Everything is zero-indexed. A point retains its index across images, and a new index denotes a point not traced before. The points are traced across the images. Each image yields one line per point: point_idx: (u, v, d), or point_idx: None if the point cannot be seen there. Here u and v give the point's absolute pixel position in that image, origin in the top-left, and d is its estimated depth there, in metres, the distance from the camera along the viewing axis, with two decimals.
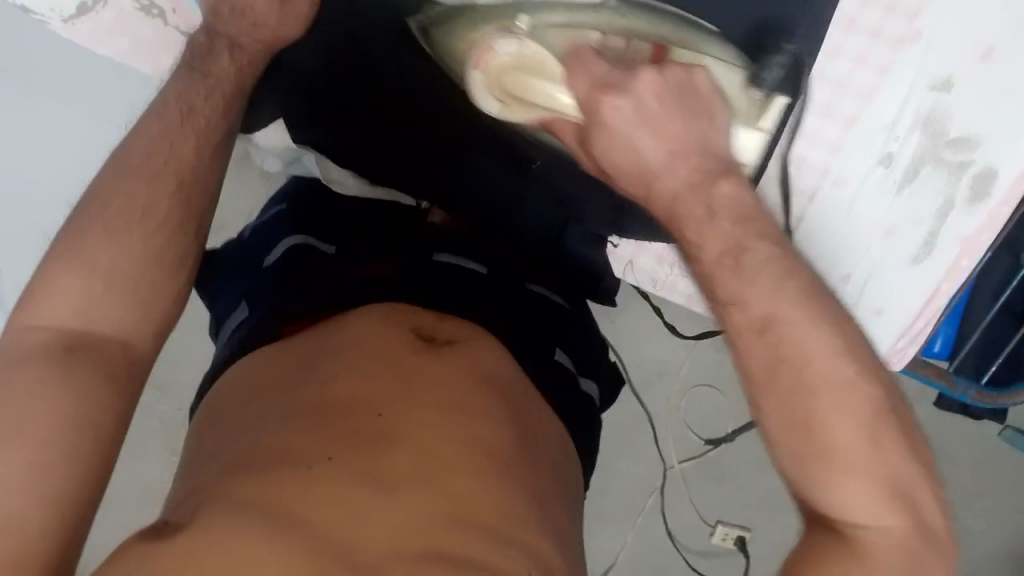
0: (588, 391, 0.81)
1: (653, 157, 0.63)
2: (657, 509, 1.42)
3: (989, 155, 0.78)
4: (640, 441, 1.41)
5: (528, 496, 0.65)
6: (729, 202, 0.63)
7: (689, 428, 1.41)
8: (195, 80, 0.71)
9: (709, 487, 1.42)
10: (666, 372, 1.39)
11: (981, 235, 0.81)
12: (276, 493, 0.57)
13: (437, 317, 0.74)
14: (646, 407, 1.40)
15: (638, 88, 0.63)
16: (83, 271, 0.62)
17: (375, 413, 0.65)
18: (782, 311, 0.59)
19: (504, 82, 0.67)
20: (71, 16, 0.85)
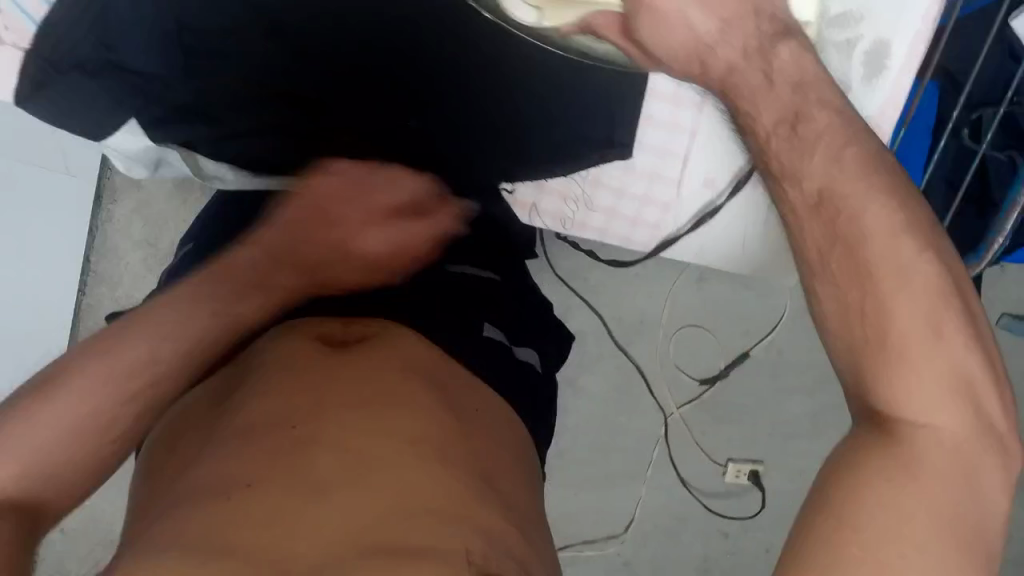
0: (528, 359, 0.82)
1: (705, 29, 0.65)
2: (666, 458, 1.37)
3: (875, 29, 0.82)
4: (634, 394, 1.35)
5: (469, 479, 0.62)
6: (791, 65, 0.64)
7: (681, 370, 1.36)
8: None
9: (712, 428, 1.38)
10: (647, 320, 1.35)
11: (886, 112, 0.86)
12: (197, 526, 0.53)
13: (346, 324, 0.72)
14: (635, 359, 1.35)
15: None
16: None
17: (291, 426, 0.62)
18: (841, 180, 0.57)
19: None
20: None
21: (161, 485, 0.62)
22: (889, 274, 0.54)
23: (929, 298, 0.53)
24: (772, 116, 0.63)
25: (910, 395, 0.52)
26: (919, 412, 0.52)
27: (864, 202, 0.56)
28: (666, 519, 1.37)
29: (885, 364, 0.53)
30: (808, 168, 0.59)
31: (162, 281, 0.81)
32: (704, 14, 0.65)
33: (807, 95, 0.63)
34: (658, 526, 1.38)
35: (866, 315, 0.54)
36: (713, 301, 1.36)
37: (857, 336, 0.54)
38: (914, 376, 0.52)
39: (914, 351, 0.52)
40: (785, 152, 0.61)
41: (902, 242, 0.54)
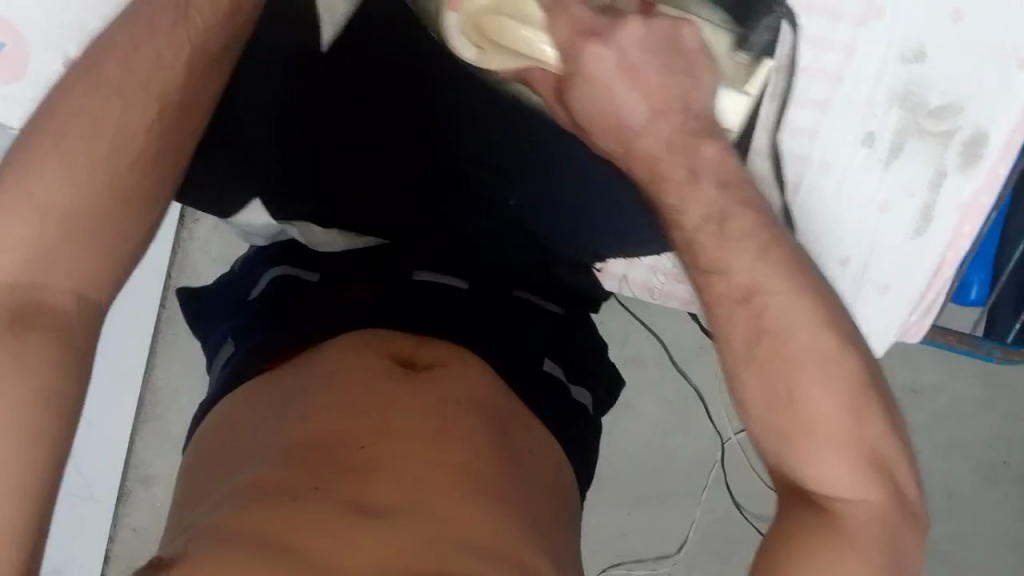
0: (579, 399, 0.81)
1: (634, 111, 0.64)
2: (721, 482, 1.37)
3: (977, 119, 0.80)
4: (693, 419, 1.37)
5: (516, 513, 0.68)
6: (713, 163, 0.66)
7: (741, 398, 1.37)
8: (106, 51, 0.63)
9: None
10: (707, 349, 1.37)
11: (980, 199, 0.81)
12: (276, 525, 0.61)
13: (420, 341, 0.75)
14: (692, 381, 1.37)
15: (624, 36, 0.61)
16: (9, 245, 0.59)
17: (360, 446, 0.68)
18: (762, 282, 0.63)
19: (481, 23, 0.65)
20: None
21: (221, 480, 0.69)
22: (815, 364, 0.61)
23: (823, 365, 0.61)
24: (695, 214, 0.65)
25: (830, 476, 0.59)
26: (843, 490, 0.59)
27: (790, 310, 0.62)
28: (716, 541, 1.37)
29: (800, 441, 0.60)
30: (732, 263, 0.63)
31: (245, 281, 0.84)
32: (630, 91, 0.63)
33: (733, 197, 0.65)
34: (707, 549, 1.37)
35: (784, 400, 0.61)
36: None
37: (777, 422, 0.61)
38: (829, 450, 0.59)
39: (819, 431, 0.60)
40: (709, 244, 0.64)
41: (814, 346, 0.61)
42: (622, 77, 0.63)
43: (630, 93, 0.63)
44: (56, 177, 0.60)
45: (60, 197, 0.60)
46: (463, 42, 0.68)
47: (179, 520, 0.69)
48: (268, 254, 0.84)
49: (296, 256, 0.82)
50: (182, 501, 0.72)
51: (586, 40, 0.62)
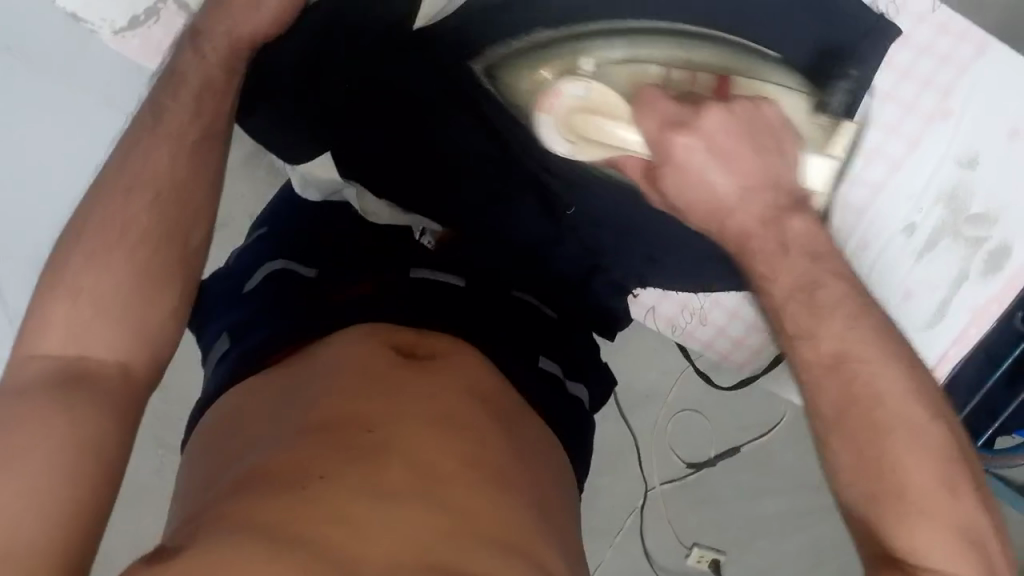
0: (577, 394, 0.71)
1: (726, 189, 0.57)
2: (636, 528, 1.24)
3: (1007, 230, 0.72)
4: (623, 459, 1.23)
5: (533, 514, 0.57)
6: (803, 238, 0.59)
7: (672, 449, 1.23)
8: (166, 86, 0.62)
9: (688, 508, 1.25)
10: (654, 396, 1.22)
11: (993, 306, 0.74)
12: (270, 511, 0.48)
13: (421, 332, 0.64)
14: (634, 427, 1.22)
15: (708, 126, 0.57)
16: (90, 271, 0.56)
17: (368, 429, 0.55)
18: (854, 349, 0.56)
19: (575, 125, 0.59)
20: (121, 28, 0.76)
21: (222, 469, 0.57)
22: (903, 429, 0.54)
23: (910, 433, 0.54)
24: (785, 284, 0.58)
25: (926, 544, 0.52)
26: (940, 559, 0.52)
27: (878, 370, 0.55)
28: None
29: (897, 511, 0.53)
30: (821, 332, 0.56)
31: (238, 271, 0.71)
32: (718, 171, 0.57)
33: (823, 267, 0.59)
34: None
35: (879, 470, 0.54)
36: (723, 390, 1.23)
37: (867, 486, 0.54)
38: (930, 522, 0.52)
39: (929, 507, 0.52)
40: (800, 316, 0.57)
41: (903, 415, 0.54)
42: (715, 160, 0.57)
43: (728, 177, 0.57)
44: (125, 215, 0.58)
45: (130, 234, 0.58)
46: (559, 138, 0.61)
47: (184, 513, 0.55)
48: (270, 244, 0.72)
49: (303, 249, 0.71)
50: (188, 492, 0.58)
51: (671, 132, 0.56)
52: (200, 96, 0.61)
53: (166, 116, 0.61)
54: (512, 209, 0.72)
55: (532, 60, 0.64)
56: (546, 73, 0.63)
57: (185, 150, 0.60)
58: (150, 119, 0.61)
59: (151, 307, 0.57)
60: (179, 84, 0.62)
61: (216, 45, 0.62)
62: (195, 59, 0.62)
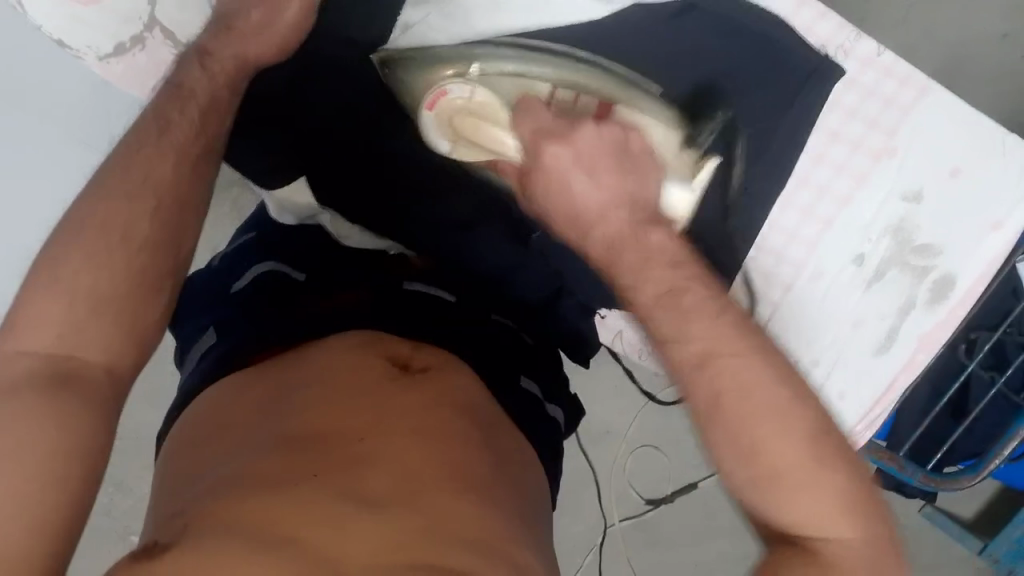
0: (553, 415, 0.73)
1: (588, 199, 0.58)
2: (595, 568, 1.24)
3: (951, 262, 0.76)
4: (583, 498, 1.24)
5: (513, 516, 0.59)
6: (663, 251, 0.59)
7: (631, 485, 1.24)
8: (172, 97, 0.61)
9: (646, 548, 1.25)
10: (614, 433, 1.23)
11: (938, 334, 0.78)
12: (264, 514, 0.50)
13: (413, 346, 0.65)
14: (591, 463, 1.23)
15: (582, 140, 0.58)
16: (86, 274, 0.54)
17: (354, 438, 0.57)
18: (723, 344, 0.57)
19: (454, 124, 0.63)
20: (107, 54, 0.74)
21: (205, 465, 0.58)
22: (771, 414, 0.55)
23: (780, 419, 0.55)
24: (650, 292, 0.58)
25: (803, 513, 0.54)
26: (817, 526, 0.53)
27: (747, 362, 0.56)
28: None
29: (775, 489, 0.54)
30: (691, 332, 0.57)
31: (233, 270, 0.73)
32: (586, 181, 0.58)
33: (682, 273, 0.59)
34: None
35: (752, 453, 0.55)
36: (680, 431, 1.24)
37: (754, 472, 0.55)
38: (803, 492, 0.54)
39: (796, 478, 0.54)
40: (667, 321, 0.58)
41: (771, 403, 0.55)
42: (580, 168, 0.58)
43: (587, 181, 0.58)
44: (106, 233, 0.55)
45: (114, 236, 0.55)
46: (439, 134, 0.65)
47: (168, 505, 0.57)
48: (258, 245, 0.74)
49: (291, 254, 0.73)
50: (165, 483, 0.59)
51: (544, 140, 0.58)
52: (207, 113, 0.62)
53: (171, 128, 0.60)
54: (485, 236, 0.74)
55: (421, 62, 0.65)
56: (439, 69, 0.64)
57: (190, 159, 0.60)
58: (155, 130, 0.59)
59: (149, 308, 0.55)
60: (186, 98, 0.61)
61: (223, 67, 0.64)
62: (203, 76, 0.62)
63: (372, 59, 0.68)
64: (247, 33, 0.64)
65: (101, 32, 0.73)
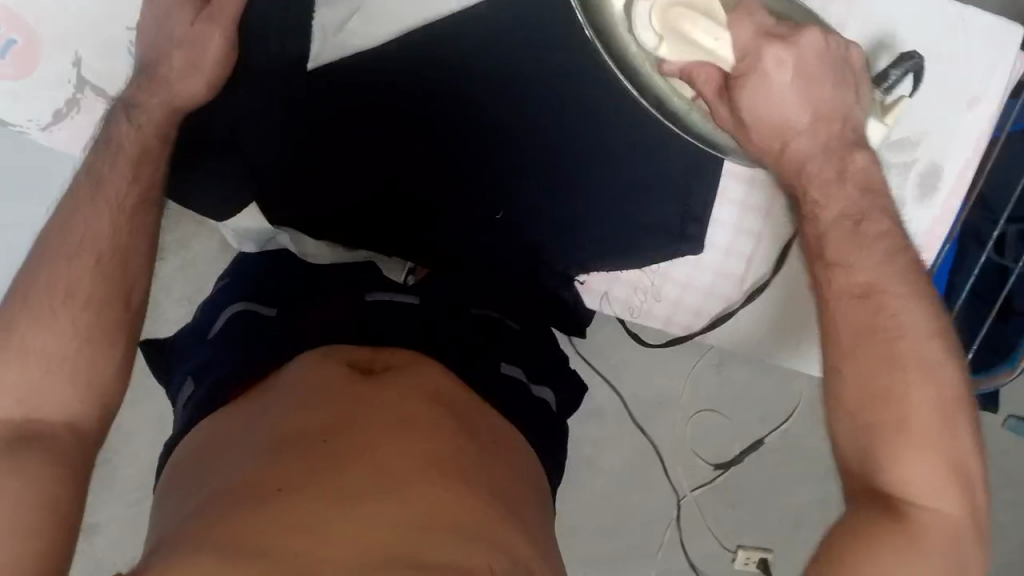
0: (541, 395, 0.71)
1: (800, 114, 0.58)
2: (677, 541, 1.14)
3: (931, 151, 0.74)
4: (648, 474, 1.14)
5: (490, 494, 0.58)
6: (861, 173, 0.58)
7: (696, 452, 1.14)
8: (100, 155, 0.64)
9: (726, 511, 1.15)
10: (667, 402, 1.14)
11: (938, 229, 0.75)
12: (237, 531, 0.50)
13: (374, 348, 0.65)
14: (650, 437, 1.14)
15: (807, 44, 0.58)
16: (36, 334, 0.57)
17: (322, 440, 0.57)
18: (885, 278, 0.55)
19: (667, 15, 0.59)
20: (47, 123, 0.75)
21: (185, 497, 0.58)
22: (921, 368, 0.52)
23: (930, 378, 0.52)
24: (833, 210, 0.57)
25: (914, 475, 0.50)
26: (922, 491, 0.50)
27: (905, 301, 0.54)
28: None
29: (893, 439, 0.51)
30: (855, 259, 0.55)
31: (207, 313, 0.74)
32: (793, 89, 0.57)
33: (873, 202, 0.58)
34: None
35: (878, 397, 0.52)
36: (737, 389, 1.14)
37: (858, 421, 0.53)
38: (918, 452, 0.51)
39: (926, 434, 0.51)
40: (841, 240, 0.56)
41: (926, 349, 0.53)
42: (796, 82, 0.57)
43: (801, 99, 0.57)
44: (47, 297, 0.59)
45: (58, 294, 0.59)
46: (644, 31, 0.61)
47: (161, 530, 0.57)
48: (226, 284, 0.74)
49: (260, 284, 0.72)
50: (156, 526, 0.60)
51: (770, 43, 0.57)
52: (138, 164, 0.64)
53: (104, 181, 0.63)
54: (450, 221, 0.76)
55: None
56: None
57: (124, 214, 0.62)
58: (89, 188, 0.63)
59: (101, 357, 0.59)
60: (116, 153, 0.64)
61: (151, 116, 0.66)
62: (132, 130, 0.65)
63: (308, 70, 0.72)
64: (172, 79, 0.67)
65: (37, 103, 0.75)
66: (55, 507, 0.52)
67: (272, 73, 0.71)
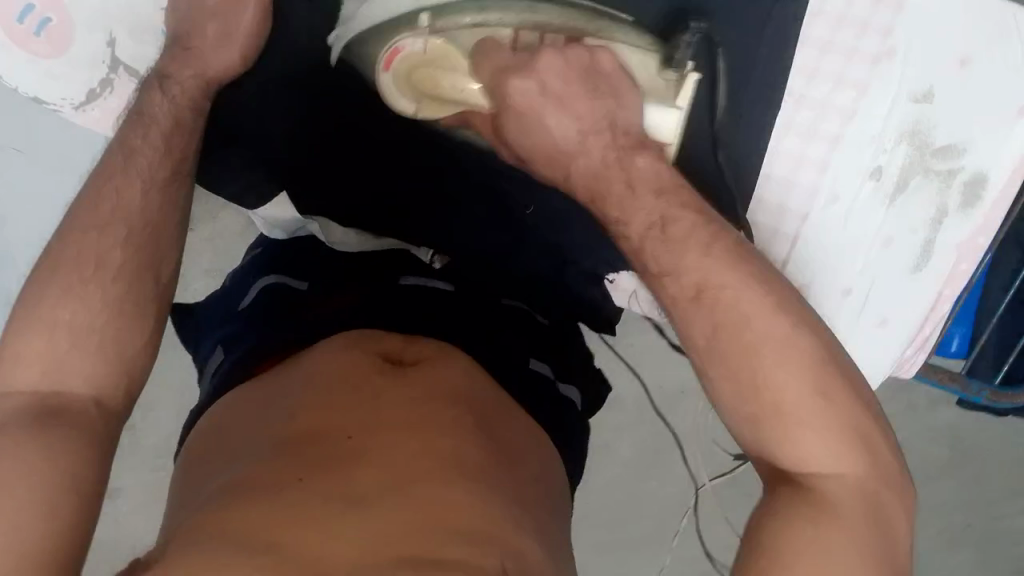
0: (568, 395, 0.71)
1: (563, 134, 0.62)
2: (692, 528, 1.14)
3: (977, 159, 0.71)
4: (667, 462, 1.13)
5: (512, 500, 0.57)
6: (647, 175, 0.61)
7: (716, 441, 1.12)
8: (133, 126, 0.64)
9: (745, 502, 1.13)
10: (689, 394, 1.12)
11: (979, 239, 0.73)
12: (251, 522, 0.50)
13: (405, 337, 0.65)
14: (673, 427, 1.12)
15: (544, 67, 0.61)
16: (65, 305, 0.58)
17: (345, 435, 0.57)
18: (715, 275, 0.56)
19: (415, 76, 0.63)
20: (81, 102, 0.76)
21: (204, 481, 0.59)
22: (777, 346, 0.53)
23: (786, 350, 0.53)
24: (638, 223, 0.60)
25: (809, 450, 0.51)
26: (819, 461, 0.51)
27: (756, 298, 0.54)
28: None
29: (773, 423, 0.52)
30: (683, 264, 0.57)
31: (236, 290, 0.74)
32: (558, 116, 0.62)
33: (671, 203, 0.60)
34: None
35: (756, 386, 0.53)
36: None
37: (748, 407, 0.53)
38: (810, 430, 0.51)
39: (803, 412, 0.52)
40: (659, 253, 0.58)
41: (791, 333, 0.53)
42: (554, 106, 0.61)
43: (561, 118, 0.62)
44: (75, 271, 0.59)
45: (86, 267, 0.59)
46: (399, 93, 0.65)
47: (177, 513, 0.58)
48: (261, 261, 0.74)
49: (293, 263, 0.73)
50: (173, 506, 0.60)
51: (505, 76, 0.61)
52: (169, 136, 0.65)
53: (136, 153, 0.63)
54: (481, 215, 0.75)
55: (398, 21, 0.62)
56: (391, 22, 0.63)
57: (156, 187, 0.63)
58: (120, 158, 0.63)
59: (132, 332, 0.59)
60: (149, 123, 0.64)
61: (184, 87, 0.67)
62: (163, 100, 0.65)
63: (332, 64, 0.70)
64: (208, 51, 0.67)
65: (73, 83, 0.75)
66: (81, 479, 0.53)
67: (281, 75, 0.71)
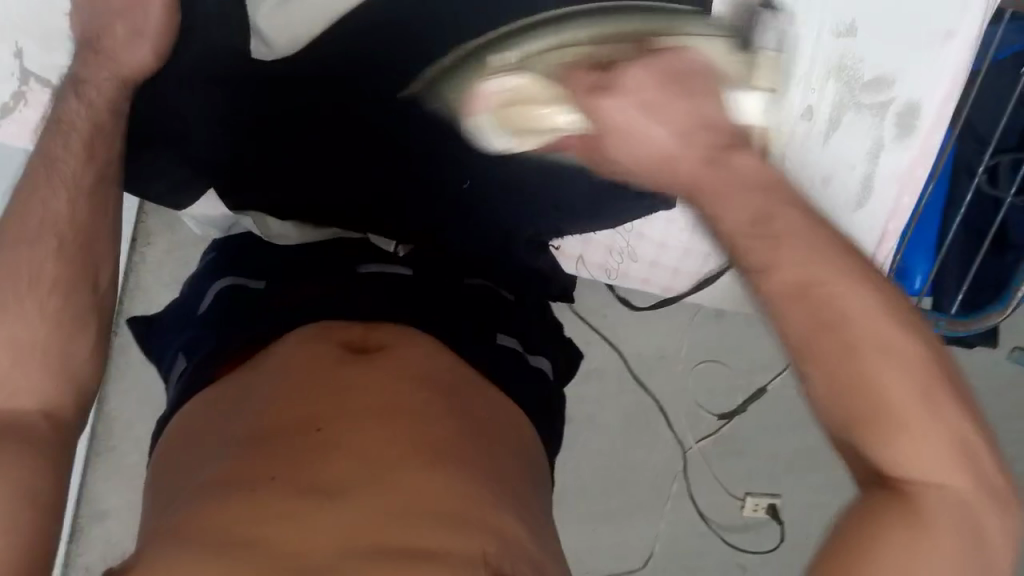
0: (539, 366, 0.71)
1: (636, 153, 0.56)
2: (685, 492, 1.11)
3: (909, 89, 0.72)
4: (652, 427, 1.11)
5: (492, 473, 0.58)
6: (676, 182, 0.59)
7: (700, 405, 1.12)
8: (52, 134, 0.62)
9: (730, 459, 1.12)
10: (667, 357, 1.12)
11: (917, 169, 0.75)
12: (223, 519, 0.51)
13: (366, 326, 0.66)
14: (653, 394, 1.11)
15: (629, 78, 0.47)
16: (1, 321, 0.56)
17: (315, 428, 0.58)
18: None
19: (503, 119, 0.55)
20: None
21: (176, 482, 0.59)
22: None
23: None
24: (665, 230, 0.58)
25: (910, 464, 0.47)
26: None
27: None
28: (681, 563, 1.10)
29: (867, 434, 0.48)
30: None
31: (193, 296, 0.73)
32: (656, 125, 0.48)
33: None
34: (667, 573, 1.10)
35: None
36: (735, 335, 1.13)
37: None
38: None
39: None
40: None
41: None
42: (643, 109, 0.47)
43: (660, 128, 0.47)
44: (11, 283, 0.57)
45: (20, 278, 0.57)
46: (499, 133, 0.57)
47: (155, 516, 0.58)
48: (217, 265, 0.74)
49: (249, 264, 0.73)
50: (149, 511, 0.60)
51: (598, 96, 0.48)
52: (92, 139, 0.62)
53: (58, 161, 0.61)
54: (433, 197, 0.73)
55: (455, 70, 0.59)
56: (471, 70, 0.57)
57: (86, 193, 0.61)
58: (42, 167, 0.61)
59: (75, 344, 0.58)
60: (68, 132, 0.62)
61: (100, 92, 0.64)
62: (81, 106, 0.63)
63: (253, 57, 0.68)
64: (121, 48, 0.64)
65: None
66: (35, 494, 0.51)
67: (218, 67, 0.68)
